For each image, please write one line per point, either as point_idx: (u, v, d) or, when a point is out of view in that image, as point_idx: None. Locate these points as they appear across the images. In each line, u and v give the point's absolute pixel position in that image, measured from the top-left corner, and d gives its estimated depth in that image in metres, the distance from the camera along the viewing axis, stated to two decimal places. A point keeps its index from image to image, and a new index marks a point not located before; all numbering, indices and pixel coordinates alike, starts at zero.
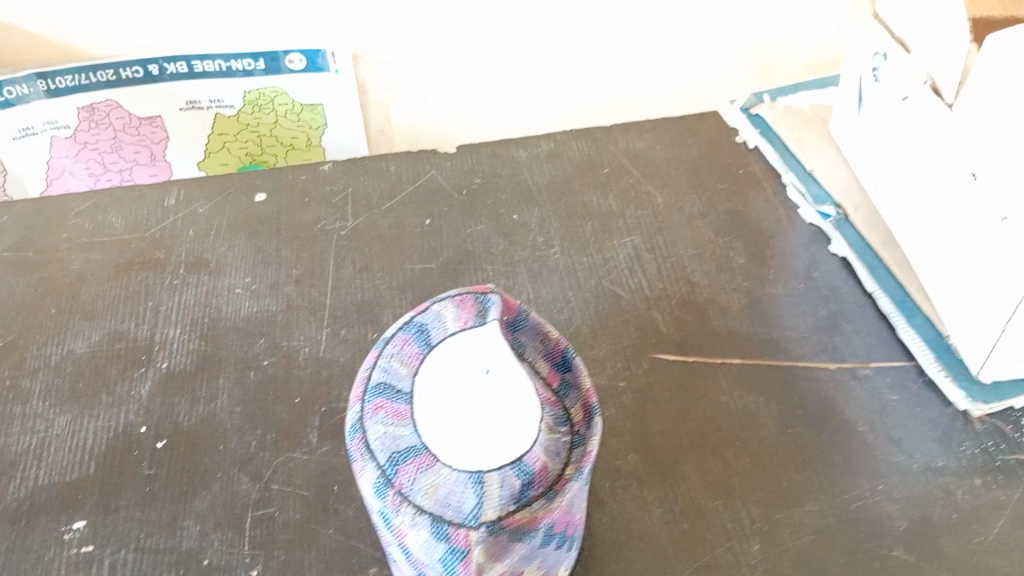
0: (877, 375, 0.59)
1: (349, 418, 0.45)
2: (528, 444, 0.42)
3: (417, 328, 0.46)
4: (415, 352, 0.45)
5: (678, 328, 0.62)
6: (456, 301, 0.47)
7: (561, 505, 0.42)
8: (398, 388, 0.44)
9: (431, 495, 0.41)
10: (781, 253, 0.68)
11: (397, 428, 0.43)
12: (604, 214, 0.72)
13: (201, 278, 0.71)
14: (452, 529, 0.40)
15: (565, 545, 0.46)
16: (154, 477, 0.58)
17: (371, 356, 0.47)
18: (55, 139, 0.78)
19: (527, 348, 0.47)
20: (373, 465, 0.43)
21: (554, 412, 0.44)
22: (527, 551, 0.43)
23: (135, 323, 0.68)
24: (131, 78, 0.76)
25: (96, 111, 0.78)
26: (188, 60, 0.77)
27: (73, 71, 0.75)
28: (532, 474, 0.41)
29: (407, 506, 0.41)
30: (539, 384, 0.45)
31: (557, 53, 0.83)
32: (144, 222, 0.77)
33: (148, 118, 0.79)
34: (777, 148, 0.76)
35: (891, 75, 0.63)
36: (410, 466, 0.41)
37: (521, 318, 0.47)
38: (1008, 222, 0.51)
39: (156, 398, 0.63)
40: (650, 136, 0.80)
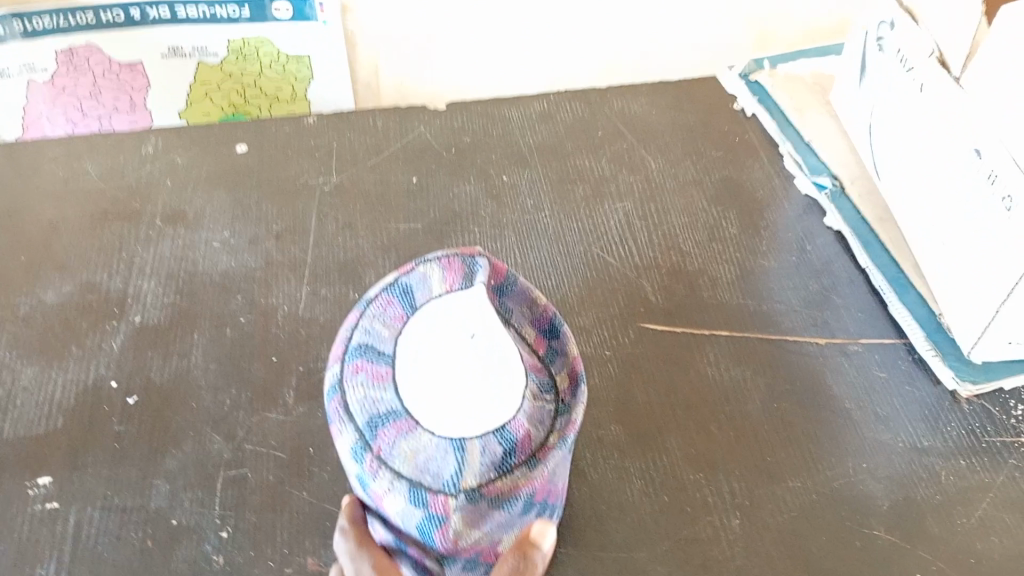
0: (867, 353, 0.58)
1: (328, 377, 0.42)
2: (511, 412, 0.39)
3: (401, 289, 0.42)
4: (399, 314, 0.42)
5: (667, 299, 0.61)
6: (442, 263, 0.43)
7: (543, 474, 0.41)
8: (380, 350, 0.41)
9: (410, 461, 0.39)
10: (774, 225, 0.66)
11: (377, 391, 0.40)
12: (597, 178, 0.71)
13: (178, 231, 0.69)
14: (431, 495, 0.39)
15: (547, 512, 0.45)
16: (123, 434, 0.57)
17: (351, 315, 0.43)
18: (33, 83, 0.76)
19: (514, 314, 0.44)
20: (351, 428, 0.40)
21: (539, 379, 0.42)
22: (507, 519, 0.41)
23: (108, 275, 0.66)
24: (111, 22, 0.74)
25: (75, 56, 0.75)
26: (171, 5, 0.73)
27: (51, 13, 0.72)
28: (514, 442, 0.40)
29: (385, 470, 0.39)
30: (524, 350, 0.43)
31: (556, 22, 0.81)
32: (120, 170, 0.74)
33: (129, 64, 0.77)
34: (774, 116, 0.74)
35: (897, 46, 0.61)
36: (390, 430, 0.39)
37: (509, 284, 0.44)
38: (1010, 200, 0.49)
39: (128, 353, 0.61)
40: (646, 99, 0.78)
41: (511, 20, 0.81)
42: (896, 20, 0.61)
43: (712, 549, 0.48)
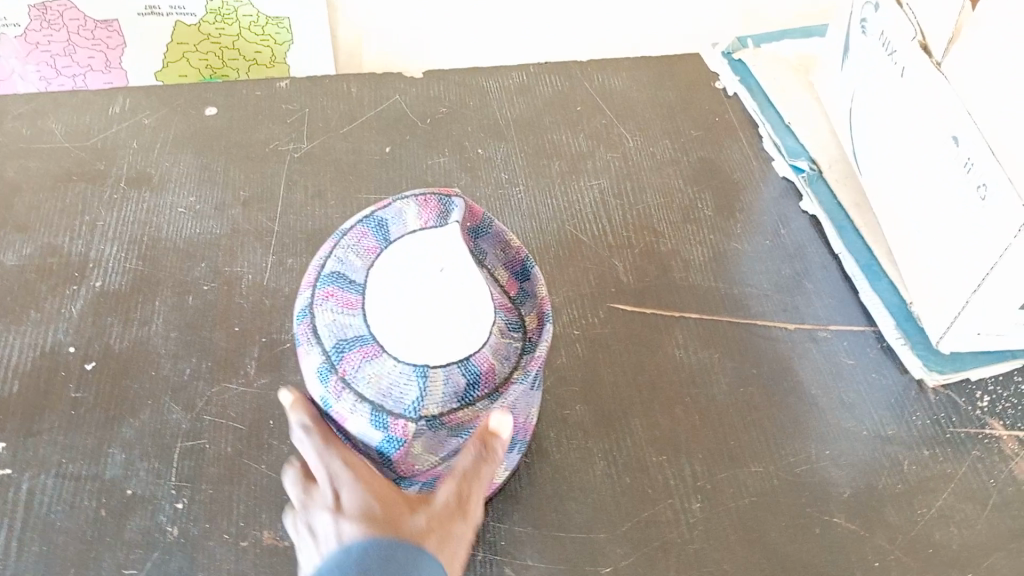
0: (836, 339, 0.57)
1: (298, 303, 0.44)
2: (477, 345, 0.41)
3: (376, 222, 0.44)
4: (372, 247, 0.44)
5: (639, 279, 0.60)
6: (418, 200, 0.45)
7: (504, 407, 0.43)
8: (351, 279, 0.43)
9: (373, 384, 0.40)
10: (750, 207, 0.66)
11: (346, 316, 0.42)
12: (574, 154, 0.69)
13: (142, 194, 0.67)
14: (391, 419, 0.40)
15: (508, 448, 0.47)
16: (80, 401, 0.55)
17: (326, 245, 0.45)
18: (4, 37, 0.74)
19: (488, 256, 0.46)
20: (318, 350, 0.42)
21: (507, 317, 0.44)
22: None
23: (69, 238, 0.64)
24: None
25: (49, 11, 0.73)
26: None
27: None
28: (477, 375, 0.42)
29: (348, 392, 0.41)
30: (494, 290, 0.44)
31: (557, 23, 0.83)
32: (85, 129, 0.72)
33: (105, 22, 0.74)
34: (755, 97, 0.73)
35: (880, 27, 0.60)
36: (355, 355, 0.41)
37: (485, 225, 0.46)
38: (985, 190, 0.49)
39: (87, 319, 0.59)
40: (627, 75, 0.76)
41: (512, 17, 0.82)
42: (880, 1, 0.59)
43: (671, 532, 0.48)
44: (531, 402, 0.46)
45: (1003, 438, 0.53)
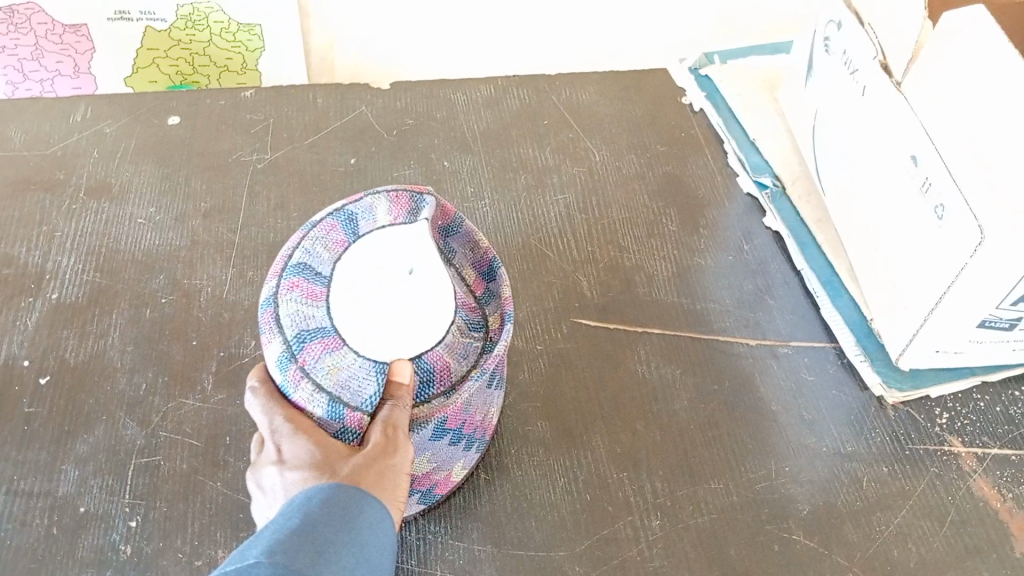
0: (796, 355, 0.58)
1: (263, 291, 0.44)
2: (431, 343, 0.42)
3: (346, 215, 0.44)
4: (340, 240, 0.43)
5: (603, 294, 0.60)
6: (390, 195, 0.44)
7: (458, 404, 0.43)
8: (317, 271, 0.43)
9: (332, 375, 0.41)
10: (714, 223, 0.66)
11: (309, 308, 0.42)
12: (540, 168, 0.69)
13: (102, 204, 0.66)
14: (348, 411, 0.41)
15: (463, 444, 0.47)
16: (33, 415, 0.54)
17: (296, 235, 0.45)
18: None
19: (457, 254, 0.47)
20: (279, 339, 0.42)
21: (469, 316, 0.44)
22: (418, 443, 0.43)
23: (26, 249, 0.63)
24: None
25: (17, 14, 0.71)
26: None
27: None
28: (432, 373, 0.42)
29: (307, 382, 0.41)
30: (460, 288, 0.45)
31: (529, 33, 0.82)
32: (45, 137, 0.71)
33: (74, 26, 0.73)
34: (721, 112, 0.73)
35: (842, 46, 0.60)
36: (316, 346, 0.41)
37: (455, 225, 0.47)
38: (942, 210, 0.48)
39: (42, 331, 0.58)
40: (595, 89, 0.76)
41: (483, 25, 0.81)
42: (842, 21, 0.60)
43: (630, 550, 0.47)
44: (491, 396, 0.47)
45: (961, 455, 0.53)
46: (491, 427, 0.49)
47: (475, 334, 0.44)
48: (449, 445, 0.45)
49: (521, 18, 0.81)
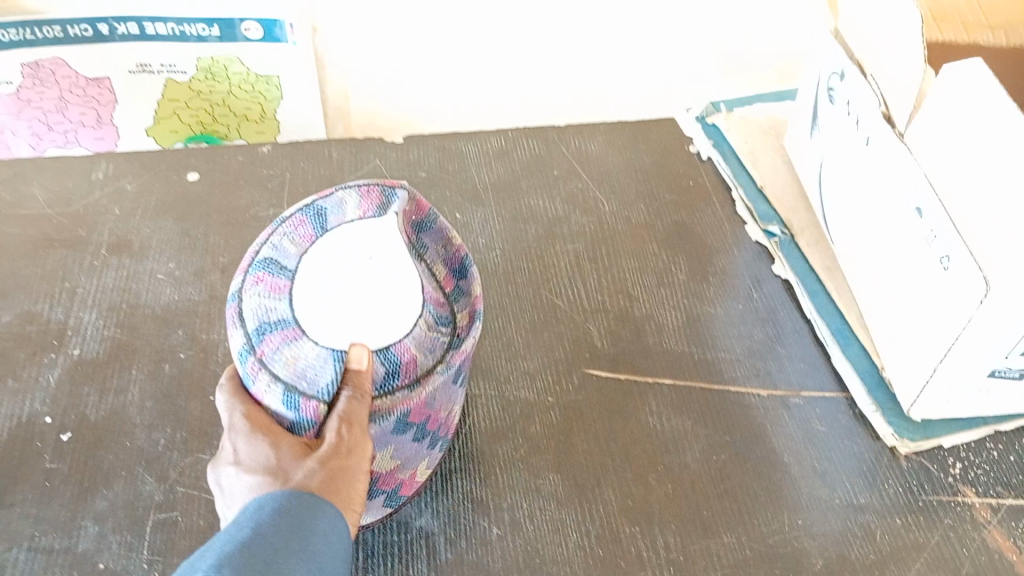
0: (808, 405, 0.58)
1: (232, 284, 0.46)
2: (397, 335, 0.43)
3: (315, 211, 0.46)
4: (309, 235, 0.46)
5: (613, 344, 0.61)
6: (360, 191, 0.47)
7: (424, 398, 0.43)
8: (282, 265, 0.45)
9: (289, 366, 0.42)
10: (723, 271, 0.66)
11: (271, 300, 0.44)
12: (550, 218, 0.70)
13: (122, 261, 0.68)
14: (303, 400, 0.42)
15: (427, 441, 0.47)
16: (54, 471, 0.55)
17: (266, 232, 0.47)
18: None
19: (429, 250, 0.48)
20: (241, 331, 0.43)
21: (437, 311, 0.45)
22: (379, 436, 0.43)
23: (49, 306, 0.65)
24: (79, 36, 0.72)
25: (42, 69, 0.74)
26: (139, 22, 0.72)
27: (18, 25, 0.70)
28: (398, 364, 0.43)
29: (264, 373, 0.42)
30: (429, 283, 0.46)
31: (540, 83, 0.84)
32: (68, 195, 0.73)
33: (96, 79, 0.76)
34: (728, 161, 0.75)
35: (845, 97, 0.61)
36: (276, 337, 0.42)
37: (429, 221, 0.48)
38: (948, 260, 0.49)
39: (63, 388, 0.60)
40: (603, 138, 0.78)
41: (494, 75, 0.82)
42: (845, 71, 0.61)
43: None
44: (457, 393, 0.47)
45: (976, 506, 0.53)
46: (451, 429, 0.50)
47: (442, 329, 0.45)
48: (412, 440, 0.45)
49: (532, 69, 0.83)
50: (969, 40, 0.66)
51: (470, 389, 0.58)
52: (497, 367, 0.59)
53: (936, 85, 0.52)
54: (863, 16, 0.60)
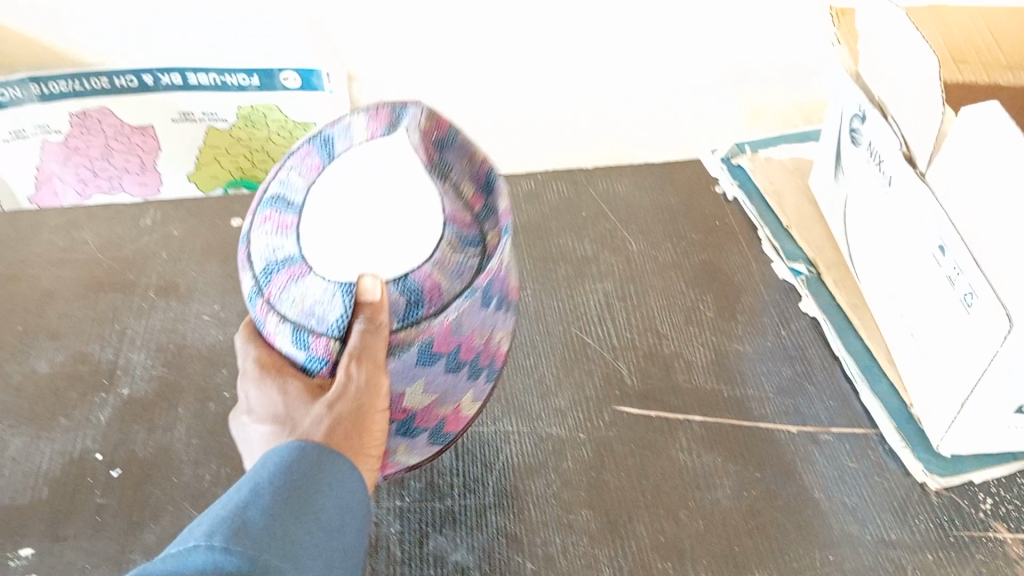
0: (838, 442, 0.58)
1: (244, 224, 0.47)
2: (415, 262, 0.42)
3: (322, 139, 0.46)
4: (315, 164, 0.45)
5: (643, 381, 0.62)
6: (368, 110, 0.46)
7: (447, 324, 0.43)
8: (289, 200, 0.45)
9: (296, 305, 0.43)
10: (750, 309, 0.68)
11: (278, 239, 0.44)
12: (578, 258, 0.72)
13: (169, 303, 0.71)
14: (313, 338, 0.42)
15: (465, 373, 0.46)
16: (105, 506, 0.57)
17: (274, 165, 0.47)
18: (46, 143, 0.80)
19: (454, 168, 0.47)
20: (252, 274, 0.45)
21: (461, 231, 0.44)
22: (405, 368, 0.43)
23: (100, 346, 0.68)
24: (125, 87, 0.77)
25: (88, 118, 0.78)
26: (182, 72, 0.77)
27: (67, 77, 0.75)
28: (420, 291, 0.42)
29: (273, 314, 0.43)
30: (453, 204, 0.45)
31: (567, 129, 0.87)
32: (118, 241, 0.77)
33: (141, 128, 0.80)
34: (754, 201, 0.76)
35: (867, 138, 0.62)
36: (282, 276, 0.43)
37: (450, 136, 0.47)
38: (971, 297, 0.50)
39: (113, 426, 0.62)
40: (630, 180, 0.80)
41: (523, 120, 0.85)
42: (865, 112, 0.63)
43: None
44: (492, 319, 0.46)
45: (1008, 541, 0.53)
46: (499, 357, 0.49)
47: (469, 251, 0.45)
48: (445, 372, 0.45)
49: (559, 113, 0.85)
50: (989, 81, 0.66)
51: (504, 426, 0.59)
52: (530, 404, 0.60)
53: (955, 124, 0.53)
54: (880, 58, 0.61)
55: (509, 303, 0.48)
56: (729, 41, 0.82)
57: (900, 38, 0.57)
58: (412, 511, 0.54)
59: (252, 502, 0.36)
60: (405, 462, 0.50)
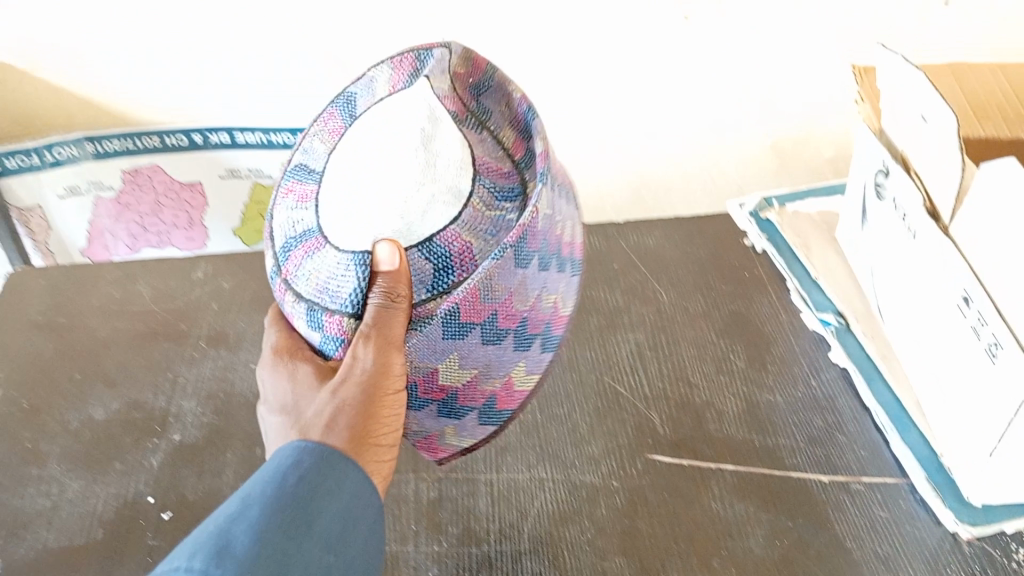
0: (869, 492, 0.59)
1: (272, 200, 0.53)
2: (437, 226, 0.44)
3: (344, 105, 0.53)
4: (338, 125, 0.52)
5: (675, 430, 0.63)
6: (391, 67, 0.52)
7: (473, 293, 0.44)
8: (310, 168, 0.51)
9: (311, 282, 0.46)
10: (781, 359, 0.69)
11: (297, 211, 0.49)
12: (610, 309, 0.74)
13: (219, 352, 0.75)
14: (327, 316, 0.46)
15: (504, 341, 0.48)
16: (156, 548, 0.60)
17: (301, 140, 0.54)
18: (100, 199, 0.90)
19: (493, 116, 0.51)
20: (275, 251, 0.50)
21: (497, 183, 0.47)
22: (434, 342, 0.46)
23: (153, 394, 0.71)
24: (175, 145, 0.87)
25: (140, 175, 0.89)
26: (230, 132, 0.86)
27: (120, 137, 0.85)
28: (448, 259, 0.45)
29: (290, 292, 0.47)
30: (492, 154, 0.48)
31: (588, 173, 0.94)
32: (171, 293, 0.81)
33: (189, 184, 0.91)
34: (783, 254, 0.78)
35: (892, 192, 0.64)
36: (299, 252, 0.47)
37: (485, 82, 0.51)
38: (996, 347, 0.51)
39: (165, 470, 0.65)
40: (659, 234, 0.83)
41: None
42: (889, 166, 0.65)
43: None
44: (531, 284, 0.47)
45: None
46: (546, 321, 0.50)
47: (507, 204, 0.47)
48: (480, 342, 0.47)
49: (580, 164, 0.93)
50: (1010, 135, 0.67)
51: (539, 472, 0.61)
52: (563, 452, 0.62)
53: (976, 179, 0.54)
54: (902, 115, 0.63)
55: (555, 258, 0.49)
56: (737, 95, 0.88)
57: (918, 95, 0.59)
58: (449, 557, 0.56)
59: (241, 513, 0.40)
60: (460, 442, 0.55)
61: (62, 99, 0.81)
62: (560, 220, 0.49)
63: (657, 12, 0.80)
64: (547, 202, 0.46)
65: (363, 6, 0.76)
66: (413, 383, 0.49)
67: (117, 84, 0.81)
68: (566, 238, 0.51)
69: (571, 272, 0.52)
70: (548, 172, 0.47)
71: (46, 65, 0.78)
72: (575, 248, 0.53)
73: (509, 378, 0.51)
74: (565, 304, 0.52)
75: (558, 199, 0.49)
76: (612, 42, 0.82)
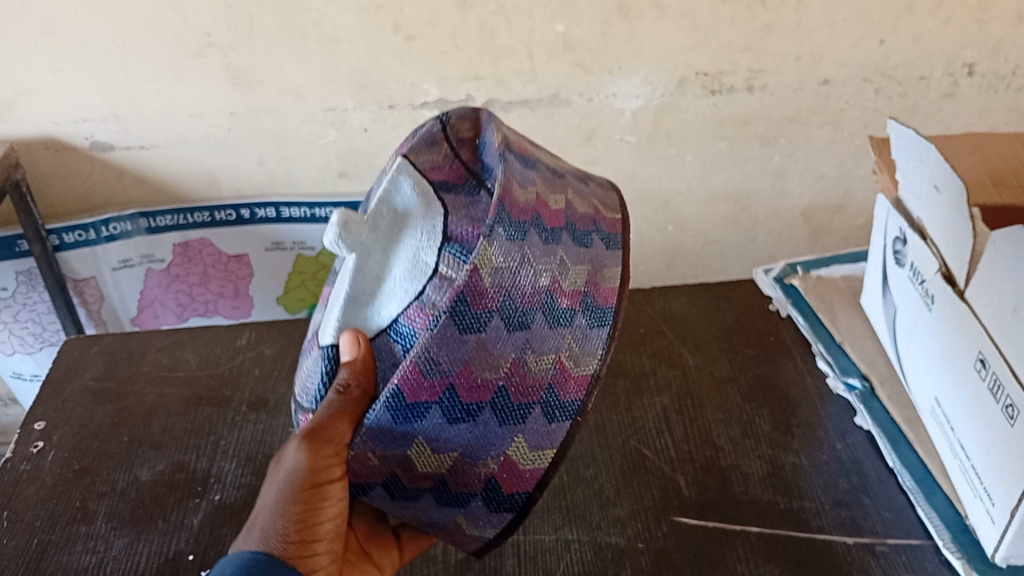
0: (894, 553, 0.59)
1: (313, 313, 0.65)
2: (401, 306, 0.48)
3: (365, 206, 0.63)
4: None
5: (700, 493, 0.64)
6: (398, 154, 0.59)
7: (411, 369, 0.44)
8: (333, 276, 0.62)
9: (304, 383, 0.56)
10: (806, 424, 0.70)
11: (315, 320, 0.60)
12: (636, 373, 0.76)
13: (259, 417, 0.78)
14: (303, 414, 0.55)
15: (481, 415, 0.45)
16: None
17: None
18: (150, 270, 0.96)
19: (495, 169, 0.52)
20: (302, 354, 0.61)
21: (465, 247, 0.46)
22: (390, 426, 0.45)
23: (196, 456, 0.74)
24: (223, 220, 0.92)
25: (190, 248, 0.94)
26: (277, 207, 0.91)
27: (172, 213, 0.91)
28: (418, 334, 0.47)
29: (297, 391, 0.57)
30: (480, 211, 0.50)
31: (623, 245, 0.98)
32: (216, 359, 0.85)
33: (237, 256, 0.96)
34: (807, 317, 0.79)
35: (910, 259, 0.66)
36: (306, 357, 0.58)
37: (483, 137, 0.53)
38: (1014, 411, 0.52)
39: (205, 530, 0.67)
40: (686, 300, 0.86)
41: None
42: (905, 233, 0.67)
43: None
44: (496, 349, 0.44)
45: None
46: (542, 384, 0.46)
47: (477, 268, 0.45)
48: (445, 418, 0.45)
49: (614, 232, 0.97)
50: None
51: (564, 534, 0.62)
52: (590, 514, 0.63)
53: (986, 247, 0.55)
54: (915, 183, 0.65)
55: (540, 310, 0.46)
56: (764, 165, 0.92)
57: (929, 166, 0.62)
58: None
59: None
60: (484, 535, 0.51)
61: (123, 177, 0.88)
62: (544, 270, 0.46)
63: (685, 86, 0.85)
64: (501, 254, 0.44)
65: (410, 88, 0.83)
66: (395, 473, 0.47)
67: (176, 160, 0.87)
68: (568, 286, 0.47)
69: (584, 322, 0.48)
70: (502, 220, 0.44)
71: (110, 146, 0.85)
72: (597, 297, 0.49)
73: (507, 458, 0.47)
74: (580, 363, 0.48)
75: (545, 244, 0.47)
76: (641, 113, 0.86)
